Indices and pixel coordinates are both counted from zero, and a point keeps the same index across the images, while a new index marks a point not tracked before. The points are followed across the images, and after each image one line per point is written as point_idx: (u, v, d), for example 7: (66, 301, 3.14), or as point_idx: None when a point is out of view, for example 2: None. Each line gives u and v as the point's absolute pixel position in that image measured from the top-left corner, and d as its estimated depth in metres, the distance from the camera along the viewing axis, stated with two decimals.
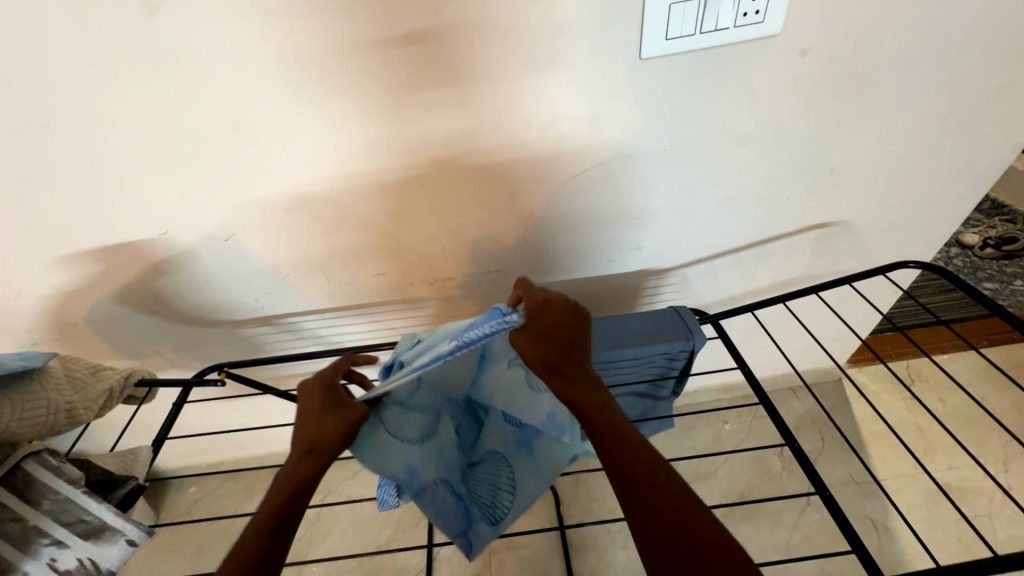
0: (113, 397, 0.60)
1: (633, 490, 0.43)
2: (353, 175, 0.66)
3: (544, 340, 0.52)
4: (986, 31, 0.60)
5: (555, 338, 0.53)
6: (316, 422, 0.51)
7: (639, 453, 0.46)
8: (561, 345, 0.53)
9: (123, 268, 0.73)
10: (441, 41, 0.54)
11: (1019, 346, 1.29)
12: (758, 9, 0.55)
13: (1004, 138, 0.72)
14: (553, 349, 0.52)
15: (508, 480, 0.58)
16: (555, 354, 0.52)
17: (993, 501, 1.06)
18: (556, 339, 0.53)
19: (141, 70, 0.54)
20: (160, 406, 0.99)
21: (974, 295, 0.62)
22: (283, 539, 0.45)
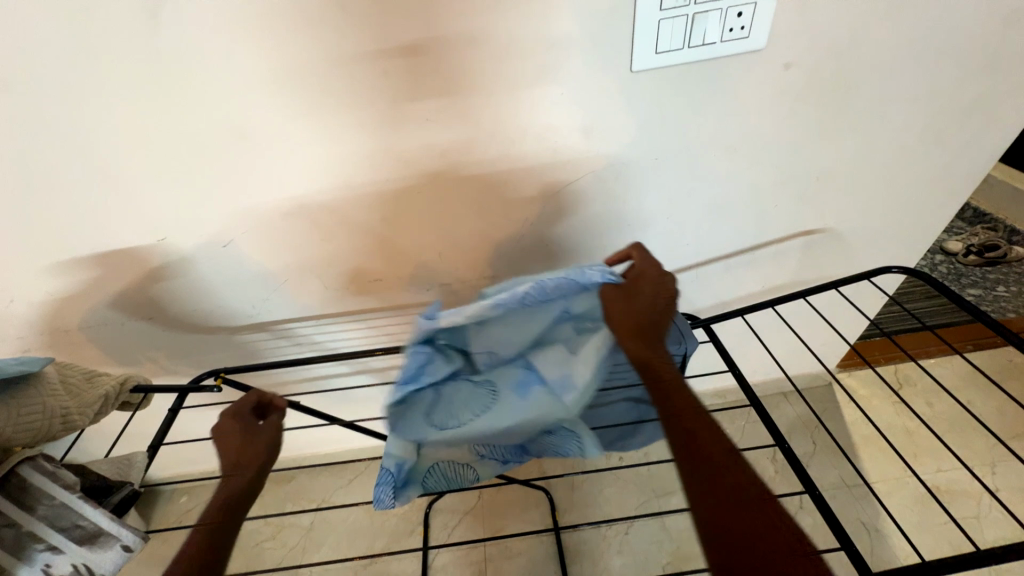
0: (108, 403, 0.60)
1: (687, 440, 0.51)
2: (350, 182, 0.67)
3: (631, 304, 0.60)
4: (959, 47, 0.62)
5: (641, 307, 0.61)
6: (231, 450, 0.60)
7: (698, 422, 0.53)
8: (644, 318, 0.61)
9: (118, 274, 0.73)
10: (437, 53, 0.56)
11: (1002, 350, 1.32)
12: (744, 25, 0.57)
13: (981, 149, 0.75)
14: (641, 316, 0.61)
15: (477, 412, 0.62)
16: (644, 322, 0.61)
17: (981, 503, 1.08)
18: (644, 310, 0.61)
19: (143, 79, 0.55)
20: (153, 414, 0.98)
21: (955, 298, 0.64)
22: (229, 535, 0.52)
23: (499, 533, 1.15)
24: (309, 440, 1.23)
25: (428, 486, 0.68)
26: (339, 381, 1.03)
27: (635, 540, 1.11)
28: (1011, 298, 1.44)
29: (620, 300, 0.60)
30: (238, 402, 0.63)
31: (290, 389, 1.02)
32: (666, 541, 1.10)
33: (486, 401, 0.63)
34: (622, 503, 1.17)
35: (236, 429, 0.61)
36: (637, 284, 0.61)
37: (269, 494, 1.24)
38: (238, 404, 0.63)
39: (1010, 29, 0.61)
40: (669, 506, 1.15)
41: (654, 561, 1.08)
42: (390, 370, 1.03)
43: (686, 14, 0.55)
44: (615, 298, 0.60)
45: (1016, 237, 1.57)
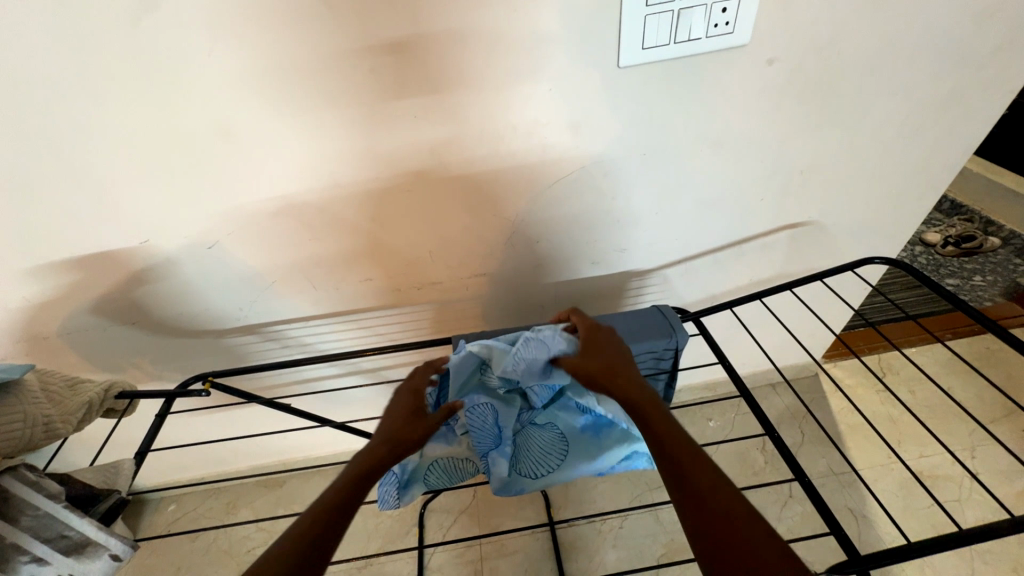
0: (92, 409, 0.59)
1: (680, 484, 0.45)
2: (338, 181, 0.66)
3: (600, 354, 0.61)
4: (935, 42, 0.64)
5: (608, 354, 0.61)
6: (401, 421, 0.59)
7: (694, 468, 0.46)
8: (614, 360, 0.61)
9: (100, 278, 0.72)
10: (423, 50, 0.56)
11: (980, 337, 1.37)
12: (728, 20, 0.57)
13: (957, 142, 0.77)
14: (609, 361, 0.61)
15: (548, 460, 0.65)
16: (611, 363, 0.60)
17: (963, 486, 1.11)
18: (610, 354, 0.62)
19: (121, 77, 0.53)
20: (140, 420, 0.96)
21: (936, 287, 0.66)
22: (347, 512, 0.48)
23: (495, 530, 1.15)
24: (301, 443, 1.21)
25: (431, 485, 0.66)
26: (331, 383, 1.02)
27: (630, 533, 1.12)
28: (988, 287, 1.48)
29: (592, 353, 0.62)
30: (418, 379, 0.65)
31: (281, 392, 1.01)
32: (660, 534, 1.11)
33: (559, 445, 0.66)
34: (617, 496, 1.18)
35: (411, 402, 0.61)
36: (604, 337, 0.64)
37: (260, 499, 1.23)
38: (418, 380, 0.65)
39: (983, 25, 0.63)
40: (663, 498, 1.16)
41: (649, 553, 1.09)
42: (382, 370, 1.03)
43: (671, 9, 0.56)
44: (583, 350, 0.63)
45: (992, 228, 1.62)
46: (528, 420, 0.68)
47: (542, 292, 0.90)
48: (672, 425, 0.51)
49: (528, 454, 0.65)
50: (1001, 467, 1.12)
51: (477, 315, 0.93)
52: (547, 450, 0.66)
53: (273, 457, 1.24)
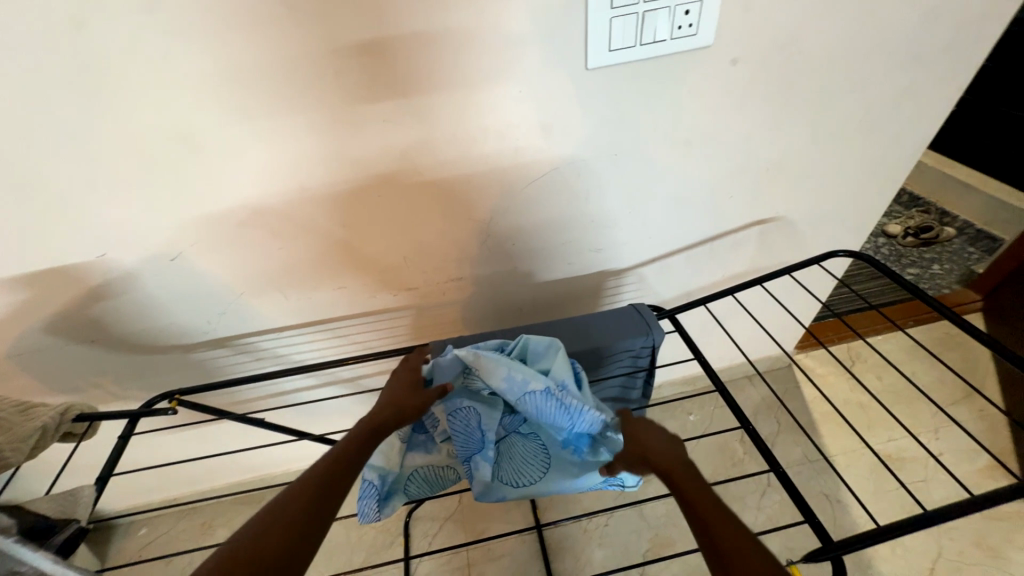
0: (47, 435, 0.56)
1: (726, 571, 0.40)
2: (307, 187, 0.65)
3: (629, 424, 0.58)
4: (887, 42, 0.67)
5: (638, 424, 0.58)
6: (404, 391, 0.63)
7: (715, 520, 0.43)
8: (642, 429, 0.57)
9: (52, 295, 0.68)
10: (387, 52, 0.55)
11: (939, 324, 1.43)
12: (691, 22, 0.58)
13: (910, 138, 0.81)
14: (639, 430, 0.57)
15: (528, 469, 0.65)
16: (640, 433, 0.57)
17: (928, 466, 1.16)
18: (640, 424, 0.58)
19: (67, 82, 0.51)
20: (103, 442, 0.92)
21: (896, 278, 0.68)
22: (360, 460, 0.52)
23: (481, 536, 1.14)
24: (279, 457, 1.18)
25: (411, 494, 0.66)
26: (307, 394, 0.99)
27: (615, 530, 1.13)
28: (945, 275, 1.56)
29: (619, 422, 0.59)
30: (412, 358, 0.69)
31: (255, 406, 0.98)
32: (645, 529, 1.13)
33: (541, 457, 0.65)
34: (602, 495, 1.19)
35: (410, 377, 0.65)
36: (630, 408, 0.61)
37: (237, 518, 1.19)
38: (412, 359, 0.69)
39: (930, 26, 0.66)
40: (647, 494, 1.17)
41: (634, 550, 1.10)
42: (360, 379, 1.01)
43: (636, 12, 0.56)
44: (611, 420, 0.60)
45: (947, 219, 1.70)
46: (513, 427, 0.67)
47: (520, 294, 0.90)
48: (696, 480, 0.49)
49: (510, 462, 0.65)
50: (963, 447, 1.18)
51: (456, 319, 0.92)
52: (528, 458, 0.65)
53: (250, 473, 1.20)
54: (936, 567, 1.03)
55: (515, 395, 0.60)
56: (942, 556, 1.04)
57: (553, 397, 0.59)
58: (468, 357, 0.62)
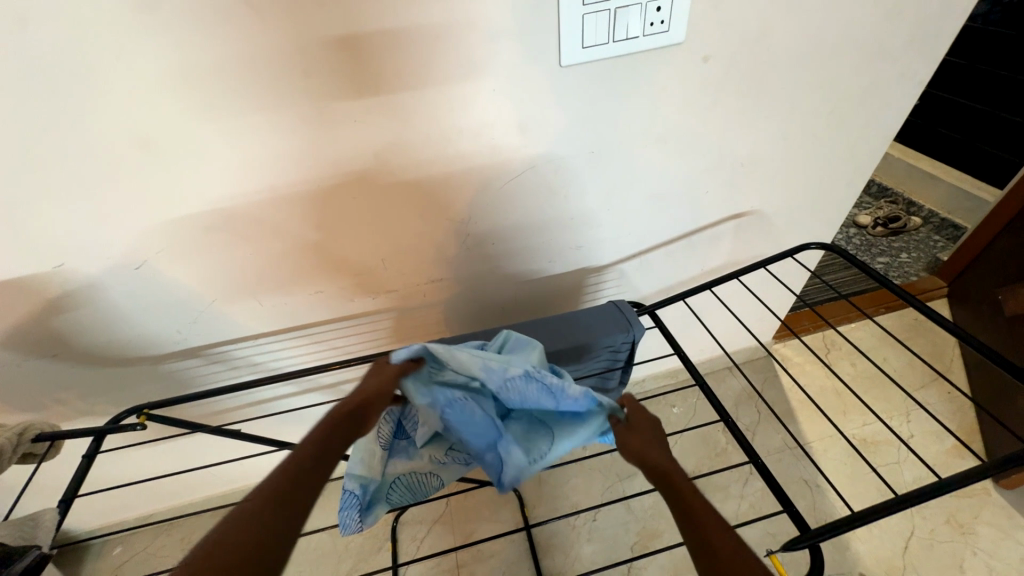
0: (4, 458, 0.53)
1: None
2: (277, 190, 0.63)
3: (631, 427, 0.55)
4: (852, 38, 0.68)
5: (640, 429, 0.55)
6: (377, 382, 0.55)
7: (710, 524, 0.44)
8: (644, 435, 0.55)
9: (6, 309, 0.64)
10: (354, 49, 0.53)
11: (908, 310, 1.48)
12: (663, 19, 0.59)
13: (877, 132, 0.83)
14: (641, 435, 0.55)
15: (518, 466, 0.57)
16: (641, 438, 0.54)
17: (901, 448, 1.20)
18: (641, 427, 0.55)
19: (10, 84, 0.48)
20: (70, 461, 0.88)
21: (865, 268, 0.70)
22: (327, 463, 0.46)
23: (469, 537, 1.14)
24: (260, 467, 1.15)
25: (393, 502, 0.65)
26: (286, 402, 0.97)
27: (603, 525, 1.14)
28: (913, 263, 1.62)
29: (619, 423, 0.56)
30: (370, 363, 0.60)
31: (231, 416, 0.95)
32: (632, 522, 1.14)
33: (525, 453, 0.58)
34: (589, 490, 1.19)
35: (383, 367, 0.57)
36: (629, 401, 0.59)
37: None
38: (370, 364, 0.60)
39: (892, 22, 0.68)
40: (633, 488, 1.19)
41: (622, 543, 1.11)
42: (341, 384, 0.99)
43: (608, 8, 0.56)
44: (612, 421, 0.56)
45: (914, 209, 1.76)
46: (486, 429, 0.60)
47: (501, 293, 0.89)
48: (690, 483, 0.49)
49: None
50: (932, 429, 1.23)
51: (438, 320, 0.91)
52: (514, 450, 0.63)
53: (230, 485, 1.17)
54: (910, 545, 1.07)
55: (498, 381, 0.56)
56: (914, 535, 1.08)
57: (534, 378, 0.56)
58: (438, 352, 0.57)
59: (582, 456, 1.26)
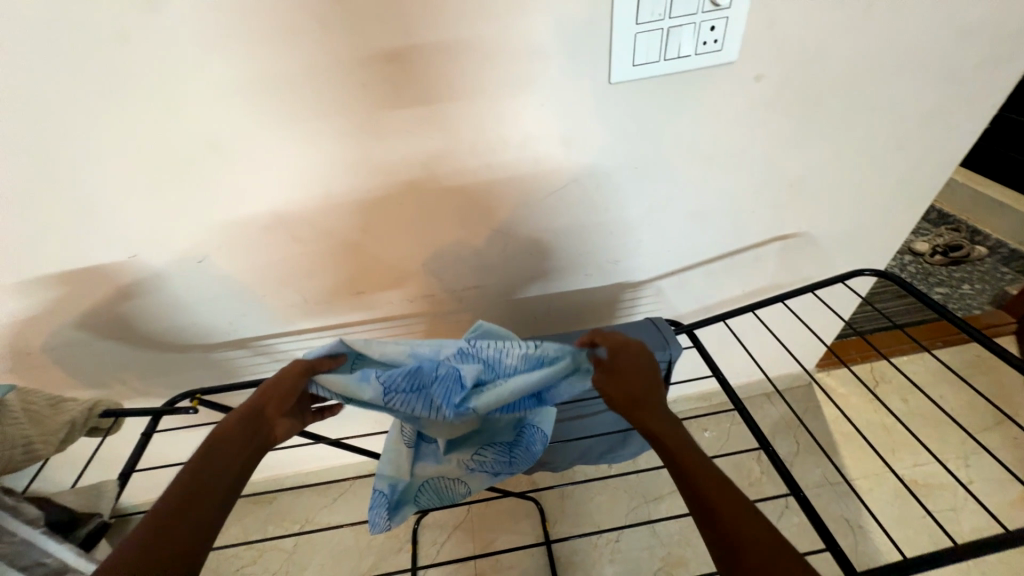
0: (75, 429, 0.58)
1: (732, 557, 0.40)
2: (331, 194, 0.66)
3: (621, 379, 0.55)
4: (917, 59, 0.66)
5: (631, 377, 0.54)
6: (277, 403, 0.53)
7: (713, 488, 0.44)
8: (634, 386, 0.54)
9: (85, 293, 0.70)
10: (412, 64, 0.56)
11: (969, 346, 1.38)
12: (716, 38, 0.58)
13: (941, 155, 0.79)
14: (634, 387, 0.54)
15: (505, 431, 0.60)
16: (630, 388, 0.54)
17: (958, 495, 1.11)
18: (633, 377, 0.55)
19: (109, 93, 0.53)
20: (126, 437, 0.94)
21: (925, 298, 0.66)
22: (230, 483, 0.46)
23: (489, 546, 1.13)
24: (293, 458, 1.20)
25: (421, 505, 0.66)
26: None
27: (627, 547, 1.11)
28: (975, 295, 1.51)
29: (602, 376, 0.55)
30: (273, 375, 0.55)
31: None
32: (657, 547, 1.10)
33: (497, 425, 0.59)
34: (613, 509, 1.17)
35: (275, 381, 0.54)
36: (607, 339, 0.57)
37: (249, 517, 1.20)
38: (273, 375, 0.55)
39: (964, 42, 0.65)
40: (659, 511, 1.15)
41: (645, 568, 1.08)
42: None
43: (661, 28, 0.56)
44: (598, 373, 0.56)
45: (978, 237, 1.64)
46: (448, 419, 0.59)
47: (535, 304, 0.90)
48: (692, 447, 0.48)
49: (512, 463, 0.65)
50: (994, 476, 1.13)
51: (472, 327, 0.93)
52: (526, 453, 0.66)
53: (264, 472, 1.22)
54: None
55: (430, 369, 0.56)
56: None
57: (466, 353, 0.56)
58: (355, 345, 0.56)
59: (607, 474, 1.24)
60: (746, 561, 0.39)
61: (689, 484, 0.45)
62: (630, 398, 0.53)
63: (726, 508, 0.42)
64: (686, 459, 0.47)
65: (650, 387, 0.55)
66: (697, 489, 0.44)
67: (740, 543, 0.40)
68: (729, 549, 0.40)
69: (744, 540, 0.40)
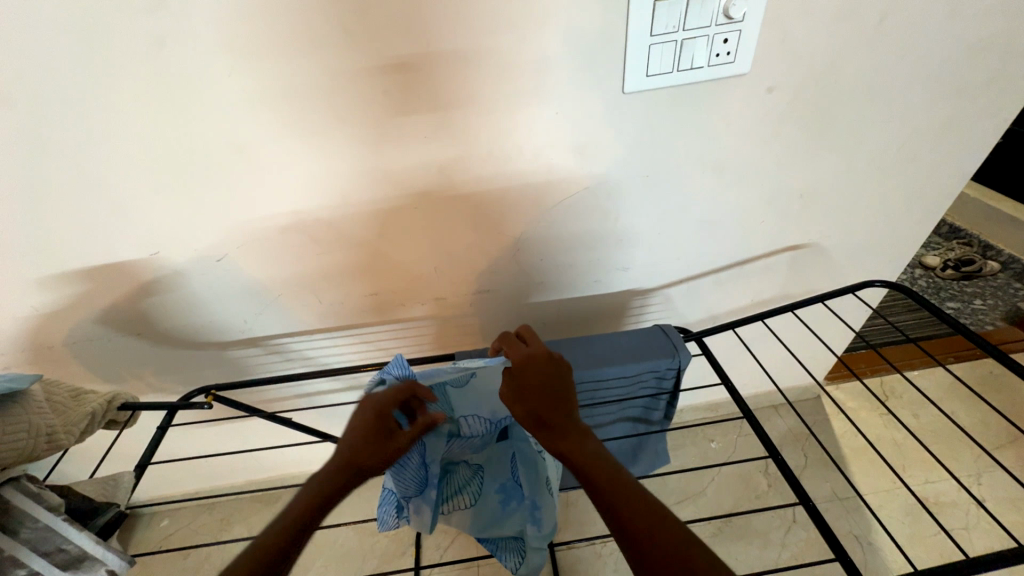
0: (95, 420, 0.59)
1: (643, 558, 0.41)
2: (349, 197, 0.68)
3: (529, 397, 0.57)
4: (929, 72, 0.66)
5: (538, 392, 0.57)
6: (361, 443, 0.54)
7: (625, 492, 0.45)
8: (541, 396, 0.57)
9: (108, 288, 0.72)
10: (430, 71, 0.57)
11: (982, 361, 1.36)
12: (729, 50, 0.59)
13: (954, 168, 0.79)
14: (540, 402, 0.56)
15: (472, 495, 0.67)
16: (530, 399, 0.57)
17: (970, 513, 1.09)
18: (542, 392, 0.57)
19: (139, 96, 0.55)
20: (140, 432, 0.96)
21: (936, 311, 0.66)
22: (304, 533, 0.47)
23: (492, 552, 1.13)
24: (301, 458, 1.21)
25: None
26: (331, 396, 1.02)
27: None
28: (988, 311, 1.49)
29: (509, 389, 0.59)
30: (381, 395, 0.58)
31: (282, 405, 1.01)
32: None
33: (472, 492, 0.67)
34: None
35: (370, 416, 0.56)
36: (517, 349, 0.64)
37: (254, 516, 1.21)
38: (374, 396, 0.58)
39: (975, 58, 0.65)
40: None
41: None
42: None
43: (675, 39, 0.58)
44: (507, 387, 0.59)
45: (990, 252, 1.63)
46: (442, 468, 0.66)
47: (545, 310, 0.91)
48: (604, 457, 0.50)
49: (494, 499, 0.67)
50: (1008, 495, 1.11)
51: (481, 331, 0.93)
52: (511, 494, 0.67)
53: (271, 471, 1.23)
54: None
55: (475, 419, 0.67)
56: None
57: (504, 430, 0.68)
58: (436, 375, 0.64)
59: None
60: (651, 548, 0.41)
61: (603, 494, 0.46)
62: (542, 405, 0.56)
63: (639, 513, 0.43)
64: (595, 468, 0.49)
65: (558, 400, 0.56)
66: (611, 500, 0.45)
67: (649, 537, 0.42)
68: (641, 552, 0.41)
69: (653, 535, 0.42)
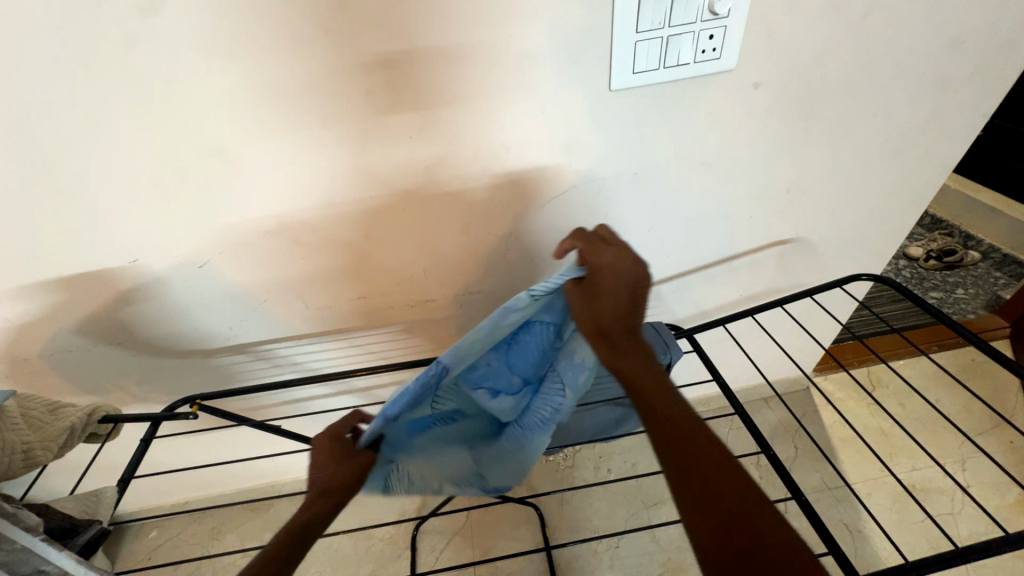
0: (74, 435, 0.58)
1: (707, 515, 0.42)
2: (333, 200, 0.66)
3: (603, 313, 0.54)
4: (911, 66, 0.67)
5: (609, 310, 0.54)
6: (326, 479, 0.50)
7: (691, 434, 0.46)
8: (617, 329, 0.54)
9: (84, 297, 0.70)
10: (409, 67, 0.56)
11: (965, 350, 1.39)
12: (715, 46, 0.59)
13: (934, 162, 0.80)
14: (611, 323, 0.54)
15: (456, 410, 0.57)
16: (611, 331, 0.53)
17: (955, 498, 1.12)
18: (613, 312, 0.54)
19: (111, 98, 0.53)
20: (125, 443, 0.94)
21: (922, 304, 0.66)
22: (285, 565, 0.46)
23: (487, 553, 1.13)
24: (292, 464, 1.19)
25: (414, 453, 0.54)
26: (321, 402, 1.01)
27: (626, 554, 1.11)
28: (969, 299, 1.52)
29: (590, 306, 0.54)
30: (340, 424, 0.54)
31: (271, 412, 1.00)
32: (657, 552, 1.10)
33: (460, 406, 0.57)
34: (612, 515, 1.17)
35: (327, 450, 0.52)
36: (597, 258, 0.58)
37: (246, 524, 1.19)
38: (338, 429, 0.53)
39: (956, 52, 0.66)
40: (659, 518, 1.15)
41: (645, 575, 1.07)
42: (374, 389, 1.02)
43: (661, 36, 0.57)
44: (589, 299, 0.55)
45: (971, 242, 1.67)
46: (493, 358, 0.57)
47: None
48: (668, 395, 0.50)
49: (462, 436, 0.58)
50: (992, 480, 1.13)
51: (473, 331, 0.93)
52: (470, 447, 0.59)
53: (262, 478, 1.21)
54: None
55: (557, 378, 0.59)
56: None
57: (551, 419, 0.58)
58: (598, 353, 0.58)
59: (607, 479, 1.23)
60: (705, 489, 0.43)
61: (662, 434, 0.47)
62: (617, 327, 0.54)
63: (698, 454, 0.45)
64: (658, 403, 0.49)
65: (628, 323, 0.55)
66: (671, 441, 0.46)
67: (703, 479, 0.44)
68: (694, 490, 0.43)
69: (709, 480, 0.43)
